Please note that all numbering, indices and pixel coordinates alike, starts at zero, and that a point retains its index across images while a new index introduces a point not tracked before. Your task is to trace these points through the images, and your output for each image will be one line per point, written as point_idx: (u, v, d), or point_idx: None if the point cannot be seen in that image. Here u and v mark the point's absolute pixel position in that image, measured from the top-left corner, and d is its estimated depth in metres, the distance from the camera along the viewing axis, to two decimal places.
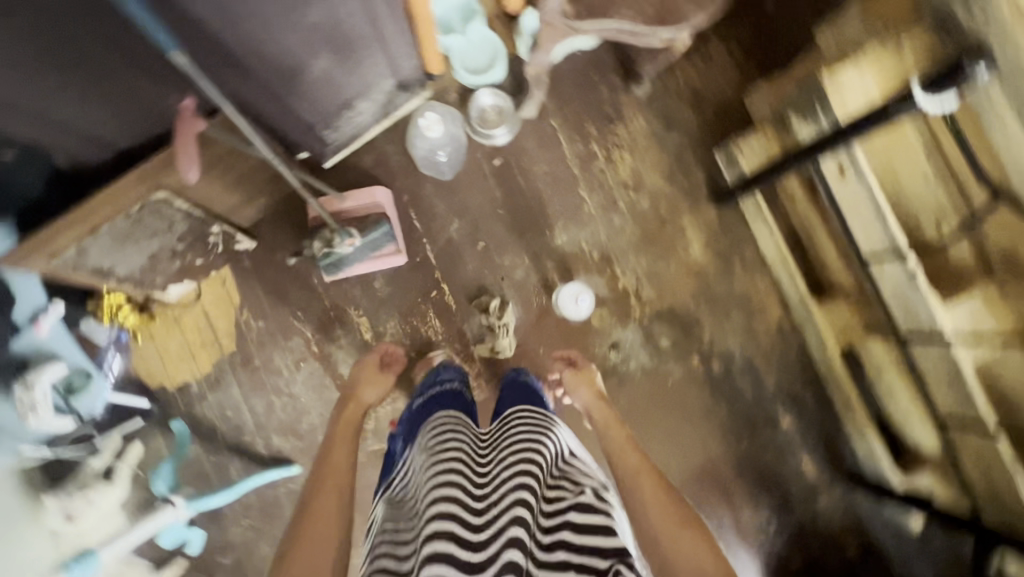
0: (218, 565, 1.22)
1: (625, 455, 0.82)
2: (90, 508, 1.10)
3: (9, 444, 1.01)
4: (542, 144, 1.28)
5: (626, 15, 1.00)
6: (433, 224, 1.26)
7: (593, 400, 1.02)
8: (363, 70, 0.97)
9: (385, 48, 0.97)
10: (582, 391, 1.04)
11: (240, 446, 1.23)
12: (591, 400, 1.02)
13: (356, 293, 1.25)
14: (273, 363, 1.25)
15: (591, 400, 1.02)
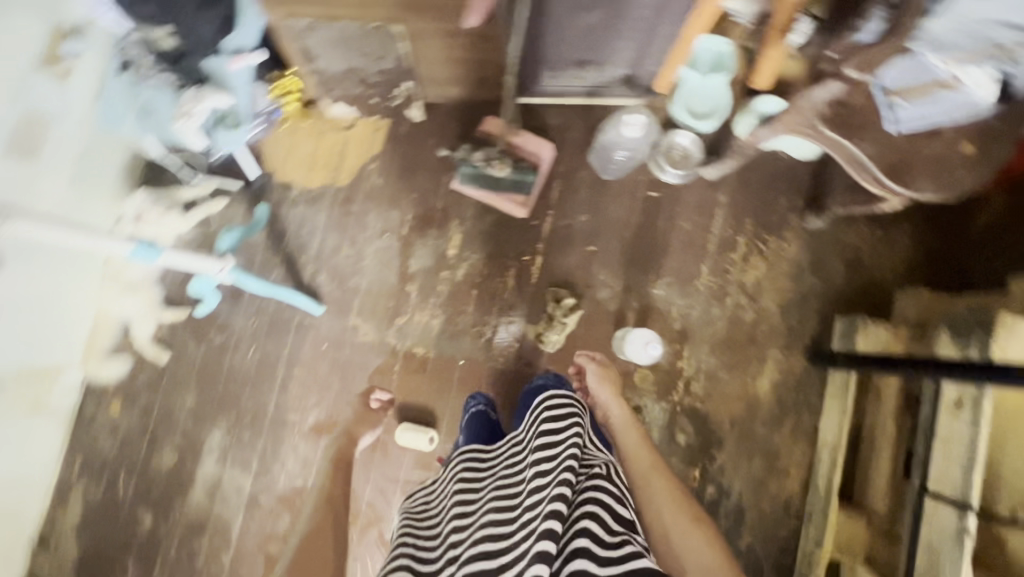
0: (208, 336, 1.28)
1: (637, 456, 0.98)
2: (157, 219, 1.23)
3: (157, 129, 1.14)
4: (700, 206, 1.30)
5: (863, 146, 0.99)
6: (566, 204, 1.30)
7: (611, 399, 1.09)
8: (618, 37, 1.08)
9: (645, 33, 1.08)
10: (604, 397, 1.10)
11: (292, 260, 1.30)
12: (609, 399, 1.09)
13: (467, 212, 1.31)
14: (365, 217, 1.31)
15: (612, 405, 1.08)
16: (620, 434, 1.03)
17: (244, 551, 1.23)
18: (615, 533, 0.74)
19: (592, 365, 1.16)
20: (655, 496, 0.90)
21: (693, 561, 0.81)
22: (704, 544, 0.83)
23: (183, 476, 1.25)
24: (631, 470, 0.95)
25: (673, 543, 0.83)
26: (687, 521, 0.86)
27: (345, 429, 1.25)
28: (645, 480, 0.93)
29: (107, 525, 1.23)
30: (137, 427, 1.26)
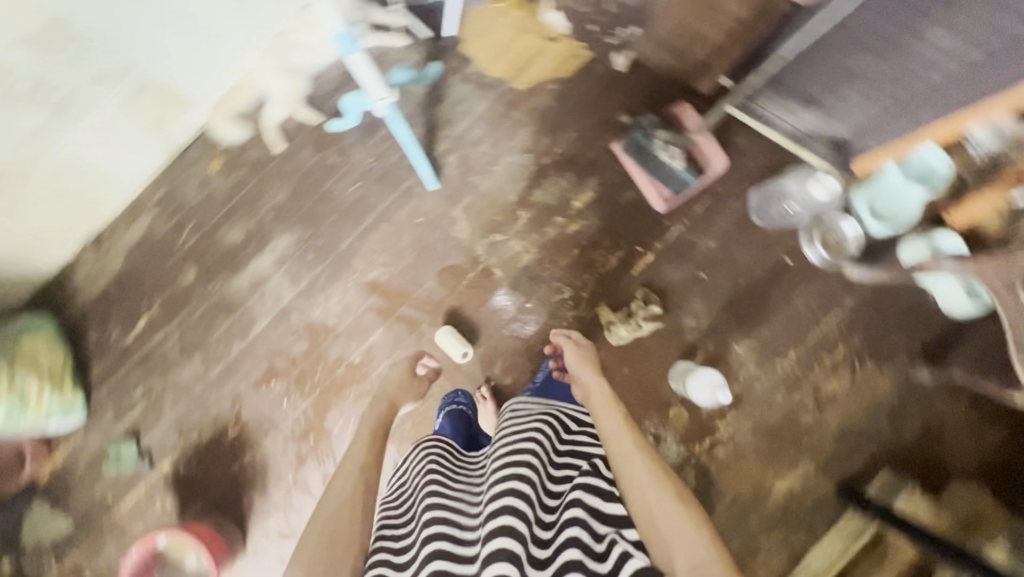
0: (325, 150, 1.28)
1: (615, 428, 0.87)
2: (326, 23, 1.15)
3: None
4: (823, 296, 1.24)
5: None
6: (703, 223, 1.26)
7: (592, 376, 1.02)
8: (861, 101, 1.02)
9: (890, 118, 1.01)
10: (585, 376, 1.02)
11: (434, 128, 1.28)
12: (590, 376, 1.01)
13: (611, 177, 1.27)
14: (519, 127, 1.29)
15: (589, 380, 1.00)
16: (601, 411, 0.91)
17: (254, 351, 1.26)
18: (602, 538, 0.73)
19: (569, 347, 1.12)
20: (637, 472, 0.78)
21: (681, 544, 0.68)
22: (693, 529, 0.70)
23: (238, 258, 1.27)
24: (611, 448, 0.84)
25: (658, 522, 0.71)
26: (672, 499, 0.74)
27: (396, 300, 1.26)
28: (627, 463, 0.80)
29: (156, 260, 1.27)
30: (224, 193, 1.28)
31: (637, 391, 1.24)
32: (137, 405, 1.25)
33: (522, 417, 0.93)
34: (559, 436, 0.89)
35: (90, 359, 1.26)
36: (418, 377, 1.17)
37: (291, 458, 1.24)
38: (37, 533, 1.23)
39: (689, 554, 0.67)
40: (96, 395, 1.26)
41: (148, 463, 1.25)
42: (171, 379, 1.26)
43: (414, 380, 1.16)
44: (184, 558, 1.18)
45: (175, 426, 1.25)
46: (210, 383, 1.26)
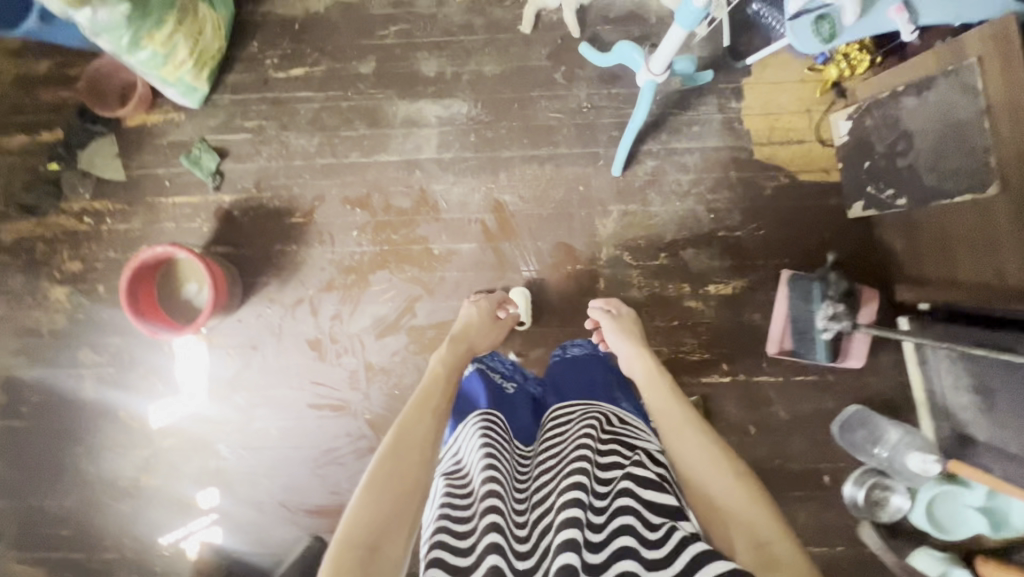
0: (558, 63, 1.20)
1: (661, 399, 0.79)
2: None
3: None
4: (826, 528, 1.22)
5: None
6: (791, 391, 1.22)
7: (631, 348, 0.93)
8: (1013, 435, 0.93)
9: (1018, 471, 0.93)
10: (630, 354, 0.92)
11: (658, 125, 1.21)
12: (625, 350, 0.93)
13: (758, 292, 1.21)
14: (725, 186, 1.21)
15: (628, 355, 0.92)
16: (646, 383, 0.84)
17: (363, 172, 1.23)
18: (657, 525, 0.59)
19: (607, 318, 1.02)
20: (688, 445, 0.71)
21: (743, 528, 0.60)
22: (756, 511, 0.61)
23: (415, 87, 1.22)
24: (659, 423, 0.77)
25: (713, 497, 0.65)
26: (728, 475, 0.66)
27: (504, 235, 1.22)
28: (677, 433, 0.73)
29: (352, 31, 1.22)
30: (451, 26, 1.22)
31: None
32: (242, 133, 1.24)
33: (562, 418, 0.77)
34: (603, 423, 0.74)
35: (236, 64, 1.23)
36: (499, 322, 1.08)
37: (323, 277, 1.24)
38: (93, 162, 1.24)
39: (748, 533, 0.59)
40: (217, 95, 1.24)
41: (215, 185, 1.24)
42: (283, 134, 1.23)
43: (495, 324, 1.06)
44: (186, 283, 1.23)
45: (257, 175, 1.24)
46: (309, 166, 1.23)
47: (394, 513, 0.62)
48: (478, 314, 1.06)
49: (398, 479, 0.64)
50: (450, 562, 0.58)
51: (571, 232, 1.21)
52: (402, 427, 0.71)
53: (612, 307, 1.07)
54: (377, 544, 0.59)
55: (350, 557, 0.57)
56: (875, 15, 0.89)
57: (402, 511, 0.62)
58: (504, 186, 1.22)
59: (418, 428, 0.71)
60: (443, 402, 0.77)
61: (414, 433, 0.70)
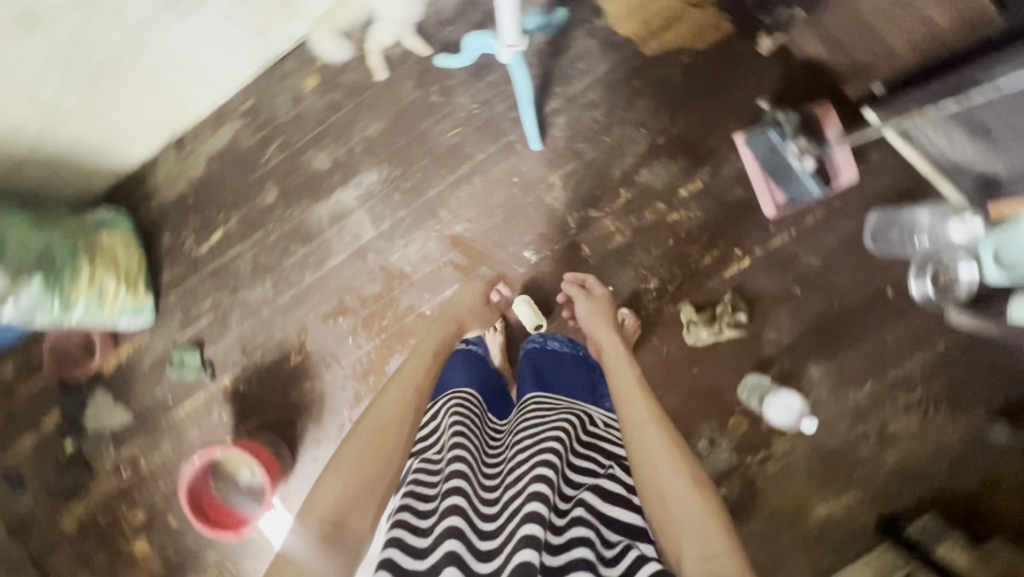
0: (428, 87, 1.19)
1: (626, 399, 0.83)
2: None
3: None
4: (915, 334, 1.20)
5: None
6: (810, 238, 1.19)
7: (606, 330, 1.01)
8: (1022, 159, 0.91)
9: None
10: (603, 336, 1.00)
11: (548, 83, 1.19)
12: (601, 329, 1.02)
13: (725, 170, 1.19)
14: (637, 99, 1.19)
15: (602, 337, 1.00)
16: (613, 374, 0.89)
17: (325, 284, 1.23)
18: (613, 545, 0.70)
19: (580, 297, 1.08)
20: (648, 442, 0.75)
21: (691, 536, 0.65)
22: (708, 524, 0.66)
23: (322, 185, 1.22)
24: (624, 417, 0.81)
25: (670, 502, 0.69)
26: (686, 481, 0.70)
27: (476, 260, 1.21)
28: (637, 431, 0.77)
29: (237, 172, 1.22)
30: (316, 114, 1.21)
31: (703, 394, 1.22)
32: (204, 317, 1.25)
33: (545, 410, 0.87)
34: (582, 427, 0.86)
35: (162, 262, 1.24)
36: (491, 304, 1.11)
37: (348, 394, 1.24)
38: (98, 419, 1.26)
39: (698, 544, 0.64)
40: (164, 298, 1.25)
41: (210, 374, 1.25)
42: (239, 296, 1.24)
43: (486, 307, 1.08)
44: (238, 471, 1.24)
45: (239, 344, 1.25)
46: (277, 308, 1.24)
47: (360, 492, 0.69)
48: (470, 296, 1.07)
49: (368, 461, 0.71)
50: (408, 542, 0.65)
51: (531, 222, 1.20)
52: (378, 412, 0.77)
53: (587, 284, 1.12)
54: (339, 522, 0.66)
55: (317, 529, 0.65)
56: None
57: (369, 494, 0.69)
58: (450, 220, 1.21)
59: (396, 414, 0.76)
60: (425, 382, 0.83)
61: (392, 419, 0.76)
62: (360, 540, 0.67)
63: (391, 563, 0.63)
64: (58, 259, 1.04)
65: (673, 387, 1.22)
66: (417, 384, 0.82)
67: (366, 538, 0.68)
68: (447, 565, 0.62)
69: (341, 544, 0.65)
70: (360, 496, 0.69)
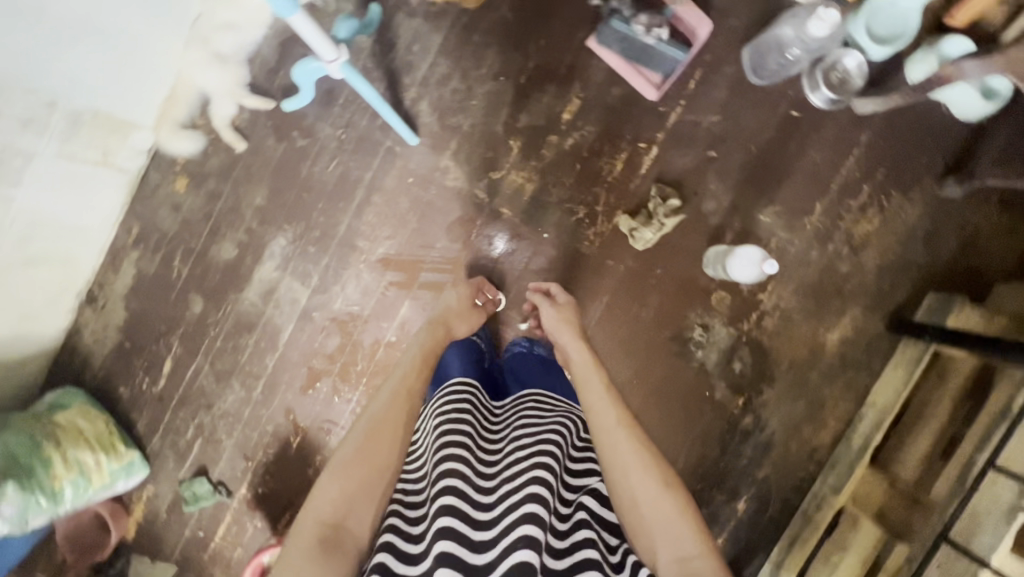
0: (290, 136, 1.18)
1: (596, 405, 0.87)
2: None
3: None
4: (837, 140, 1.20)
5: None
6: (701, 100, 1.18)
7: (572, 338, 1.02)
8: None
9: None
10: (566, 340, 1.02)
11: (395, 78, 1.17)
12: (568, 335, 1.03)
13: (595, 78, 1.18)
14: (484, 53, 1.18)
15: (568, 345, 1.02)
16: (581, 379, 0.93)
17: (288, 360, 1.22)
18: (615, 548, 0.77)
19: (547, 304, 1.09)
20: (619, 449, 0.81)
21: (665, 542, 0.73)
22: (681, 525, 0.74)
23: (239, 273, 1.21)
24: (594, 423, 0.86)
25: (643, 506, 0.76)
26: (657, 485, 0.77)
27: (413, 270, 1.21)
28: (610, 438, 0.82)
29: (156, 300, 1.21)
30: (200, 211, 1.19)
31: (676, 290, 1.23)
32: (195, 445, 1.23)
33: (544, 410, 0.94)
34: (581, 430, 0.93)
35: (130, 415, 1.23)
36: (477, 307, 1.11)
37: None
38: None
39: (674, 548, 0.73)
40: (149, 446, 1.23)
41: (226, 492, 1.24)
42: (216, 410, 1.23)
43: (474, 309, 1.10)
44: None
45: (239, 453, 1.24)
46: (257, 404, 1.23)
47: (358, 496, 0.76)
48: (456, 298, 1.08)
49: (364, 465, 0.78)
50: (400, 545, 0.72)
51: (445, 211, 1.20)
52: (372, 417, 0.83)
53: (553, 293, 1.13)
54: (338, 526, 0.73)
55: (317, 532, 0.72)
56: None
57: (366, 498, 0.76)
58: (371, 245, 1.20)
59: (391, 420, 0.83)
60: (418, 386, 0.89)
61: (388, 424, 0.82)
62: (359, 541, 0.73)
63: (384, 567, 0.70)
64: (25, 461, 1.04)
65: (645, 295, 1.23)
66: (409, 390, 0.88)
67: (364, 540, 0.74)
68: (441, 568, 0.68)
69: (340, 548, 0.71)
70: (357, 502, 0.75)
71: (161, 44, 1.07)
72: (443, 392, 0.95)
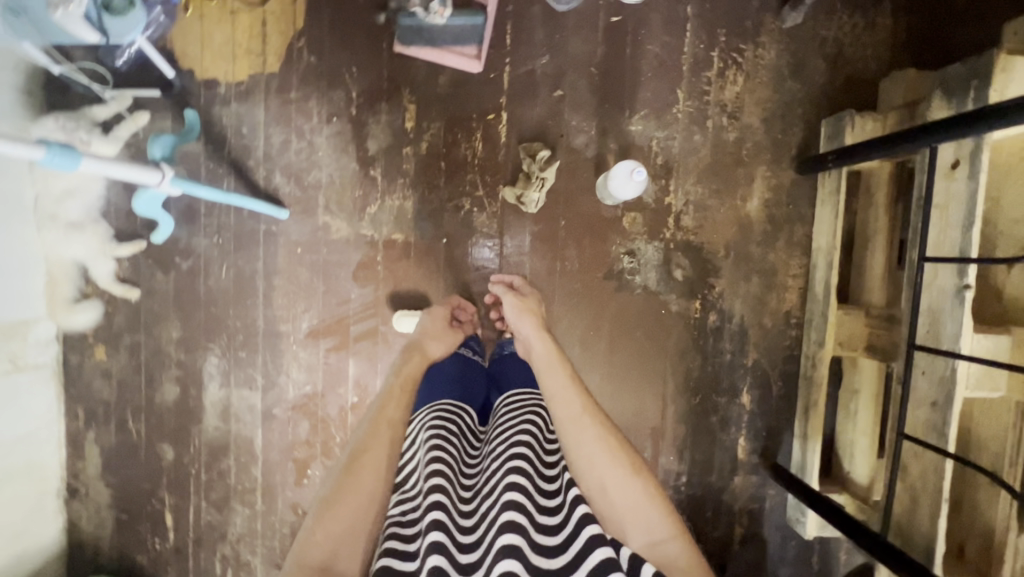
0: (174, 264, 1.19)
1: (563, 396, 0.89)
2: None
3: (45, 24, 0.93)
4: (667, 23, 1.19)
5: None
6: (524, 48, 1.18)
7: (534, 329, 1.02)
8: None
9: None
10: (527, 330, 1.02)
11: (241, 166, 1.18)
12: (530, 329, 1.02)
13: (419, 77, 1.18)
14: (307, 104, 1.18)
15: (531, 335, 1.01)
16: (545, 370, 0.94)
17: (272, 463, 1.24)
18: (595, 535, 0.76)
19: (508, 296, 1.08)
20: (586, 440, 0.83)
21: (639, 526, 0.76)
22: (651, 508, 0.78)
23: (191, 407, 1.22)
24: (559, 413, 0.87)
25: (612, 493, 0.78)
26: (626, 471, 0.80)
27: (342, 328, 1.22)
28: (578, 428, 0.84)
29: (131, 465, 1.23)
30: (130, 368, 1.21)
31: (588, 231, 1.22)
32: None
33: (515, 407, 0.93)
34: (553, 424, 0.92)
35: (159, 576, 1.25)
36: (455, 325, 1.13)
37: None
38: None
39: (646, 533, 0.76)
40: None
41: None
42: (231, 537, 1.25)
43: (451, 329, 1.11)
44: None
45: (270, 566, 1.26)
46: (263, 514, 1.24)
47: (345, 533, 0.74)
48: (431, 318, 1.10)
49: (351, 500, 0.76)
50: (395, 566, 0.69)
51: (344, 262, 1.20)
52: (355, 450, 0.83)
53: (516, 286, 1.13)
54: (326, 568, 0.70)
55: None
56: (54, 28, 0.93)
57: (354, 533, 0.74)
58: (293, 326, 1.21)
59: (376, 451, 0.82)
60: (399, 417, 0.90)
61: (372, 455, 0.82)
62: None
63: None
64: None
65: (563, 249, 1.22)
66: (391, 420, 0.88)
67: None
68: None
69: None
70: (344, 540, 0.73)
71: (16, 239, 1.09)
72: (429, 411, 0.91)
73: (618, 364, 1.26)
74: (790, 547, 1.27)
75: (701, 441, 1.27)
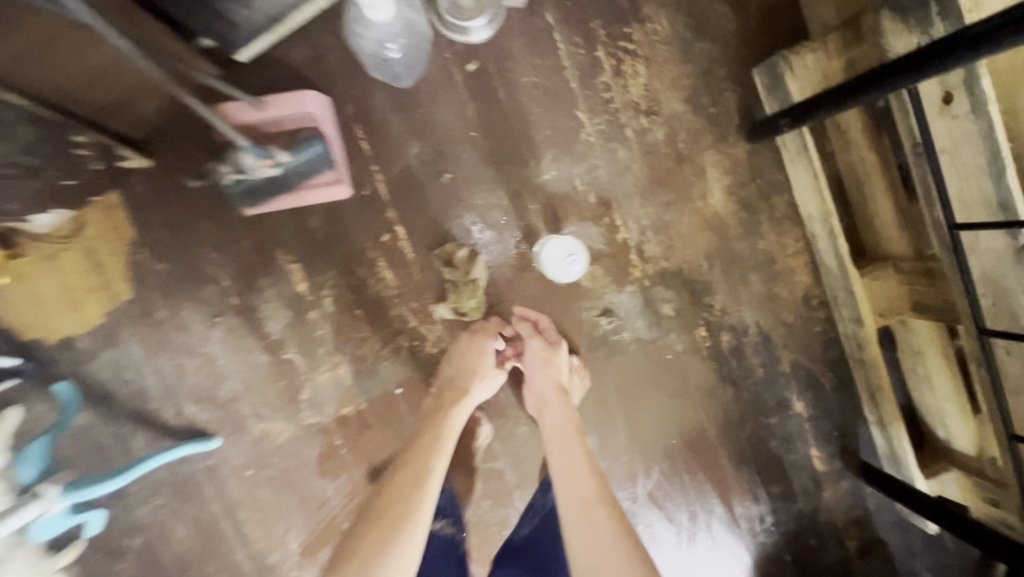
0: (126, 547, 1.02)
1: (574, 474, 0.77)
2: None
3: None
4: (532, 44, 0.97)
5: None
6: (387, 147, 0.97)
7: (553, 387, 0.91)
8: None
9: None
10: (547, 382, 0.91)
11: (144, 415, 1.00)
12: (548, 386, 0.91)
13: (287, 231, 0.98)
14: (181, 317, 0.99)
15: (548, 394, 0.90)
16: (554, 441, 0.83)
17: None
18: None
19: (534, 340, 0.95)
20: (597, 536, 0.69)
21: None
22: None
23: None
24: (565, 495, 0.75)
25: None
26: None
27: (335, 533, 1.04)
28: (582, 523, 0.71)
29: None
30: None
31: (549, 309, 1.03)
32: None
33: None
34: None
35: None
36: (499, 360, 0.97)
37: None
38: None
39: None
40: None
41: None
42: None
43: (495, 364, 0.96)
44: None
45: None
46: None
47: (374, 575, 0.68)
48: (473, 346, 0.95)
49: (379, 546, 0.71)
50: None
51: (305, 463, 1.03)
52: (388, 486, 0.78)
53: (543, 327, 0.98)
54: None
55: None
56: None
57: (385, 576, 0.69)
58: (282, 552, 1.04)
59: (410, 475, 0.78)
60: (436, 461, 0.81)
61: (407, 480, 0.77)
62: None
63: None
64: None
65: None
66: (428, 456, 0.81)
67: None
68: None
69: None
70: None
71: None
72: None
73: (646, 429, 1.07)
74: (916, 537, 1.10)
75: (771, 470, 1.09)
